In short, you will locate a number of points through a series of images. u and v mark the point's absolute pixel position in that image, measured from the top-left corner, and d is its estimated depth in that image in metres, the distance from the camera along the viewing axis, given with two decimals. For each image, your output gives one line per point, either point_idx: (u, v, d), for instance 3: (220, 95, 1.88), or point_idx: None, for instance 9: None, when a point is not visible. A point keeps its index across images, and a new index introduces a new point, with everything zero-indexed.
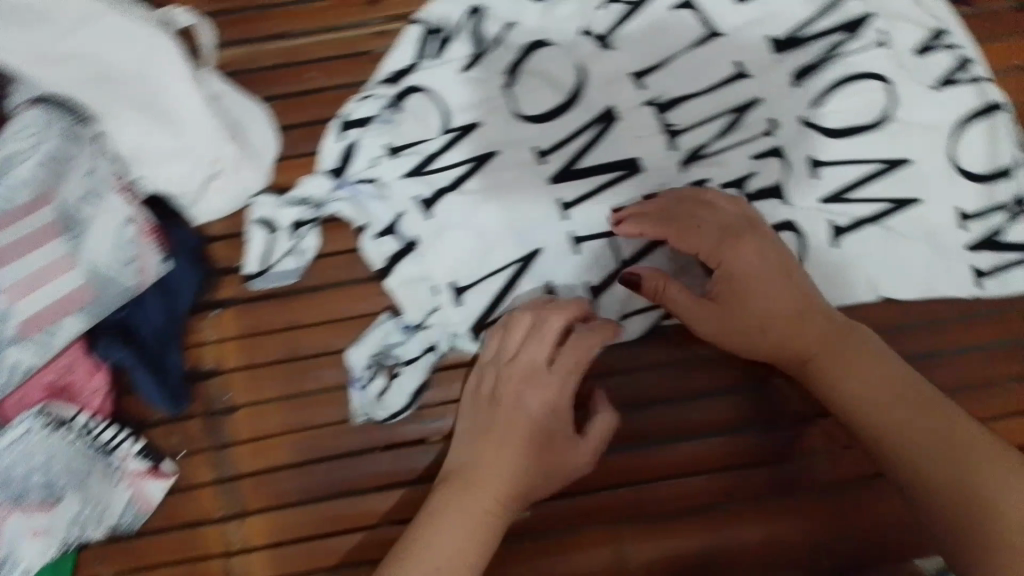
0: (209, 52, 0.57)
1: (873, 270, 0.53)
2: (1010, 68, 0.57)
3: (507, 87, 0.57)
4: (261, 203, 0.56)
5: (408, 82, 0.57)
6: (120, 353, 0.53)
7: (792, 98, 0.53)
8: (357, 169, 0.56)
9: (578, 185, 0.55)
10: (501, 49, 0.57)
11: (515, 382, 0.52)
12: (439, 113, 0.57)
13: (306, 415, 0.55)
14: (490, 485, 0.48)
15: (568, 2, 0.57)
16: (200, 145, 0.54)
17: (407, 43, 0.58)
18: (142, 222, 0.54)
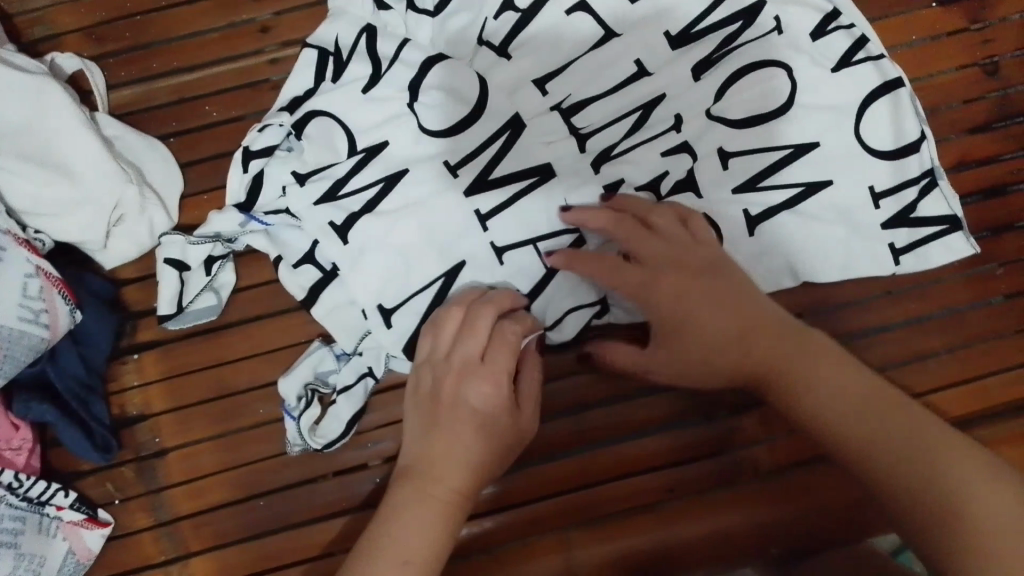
0: (101, 96, 0.55)
1: (795, 254, 0.52)
2: (935, 36, 0.56)
3: (410, 103, 0.52)
4: (169, 242, 0.53)
5: (307, 106, 0.52)
6: (41, 409, 0.50)
7: (694, 92, 0.53)
8: (266, 202, 0.53)
9: (494, 195, 0.51)
10: (400, 65, 0.52)
11: (453, 382, 0.45)
12: (343, 135, 0.52)
13: (241, 450, 0.53)
14: (448, 478, 0.43)
15: (460, 15, 0.55)
16: (99, 188, 0.52)
17: (303, 68, 0.54)
18: (47, 274, 0.50)
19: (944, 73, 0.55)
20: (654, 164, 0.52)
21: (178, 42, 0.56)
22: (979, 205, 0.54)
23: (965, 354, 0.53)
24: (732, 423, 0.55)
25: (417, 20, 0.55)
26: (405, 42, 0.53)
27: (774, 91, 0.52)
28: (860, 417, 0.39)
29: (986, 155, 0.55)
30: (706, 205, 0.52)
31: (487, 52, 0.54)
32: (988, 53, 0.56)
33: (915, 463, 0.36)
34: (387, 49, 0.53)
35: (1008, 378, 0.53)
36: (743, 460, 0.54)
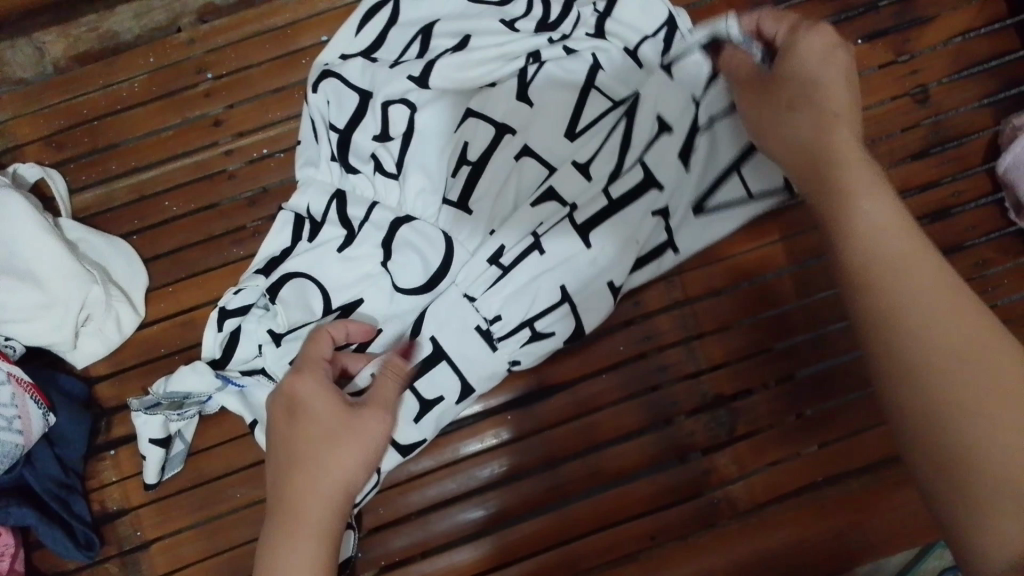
0: (63, 200, 0.57)
1: (610, 260, 0.52)
2: (868, 70, 0.57)
3: (384, 263, 0.53)
4: (148, 421, 0.52)
5: (282, 268, 0.54)
6: (21, 512, 0.51)
7: (603, 207, 0.52)
8: (242, 357, 0.54)
9: (457, 330, 0.52)
10: (371, 226, 0.54)
11: (284, 393, 0.44)
12: (317, 294, 0.54)
13: (220, 537, 0.53)
14: (308, 489, 0.40)
15: (418, 176, 0.54)
16: (65, 292, 0.53)
17: (280, 230, 0.56)
18: (18, 380, 0.51)
19: (881, 105, 0.57)
20: (586, 271, 0.52)
21: (137, 141, 0.58)
22: (927, 229, 0.56)
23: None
24: (704, 464, 0.54)
25: (386, 184, 0.55)
26: (375, 204, 0.55)
27: (667, 194, 0.54)
28: (904, 279, 0.33)
29: (926, 181, 0.56)
30: (576, 287, 0.52)
31: (451, 209, 0.54)
32: (919, 82, 0.57)
33: (933, 351, 0.31)
34: (356, 214, 0.55)
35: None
36: (721, 501, 0.54)
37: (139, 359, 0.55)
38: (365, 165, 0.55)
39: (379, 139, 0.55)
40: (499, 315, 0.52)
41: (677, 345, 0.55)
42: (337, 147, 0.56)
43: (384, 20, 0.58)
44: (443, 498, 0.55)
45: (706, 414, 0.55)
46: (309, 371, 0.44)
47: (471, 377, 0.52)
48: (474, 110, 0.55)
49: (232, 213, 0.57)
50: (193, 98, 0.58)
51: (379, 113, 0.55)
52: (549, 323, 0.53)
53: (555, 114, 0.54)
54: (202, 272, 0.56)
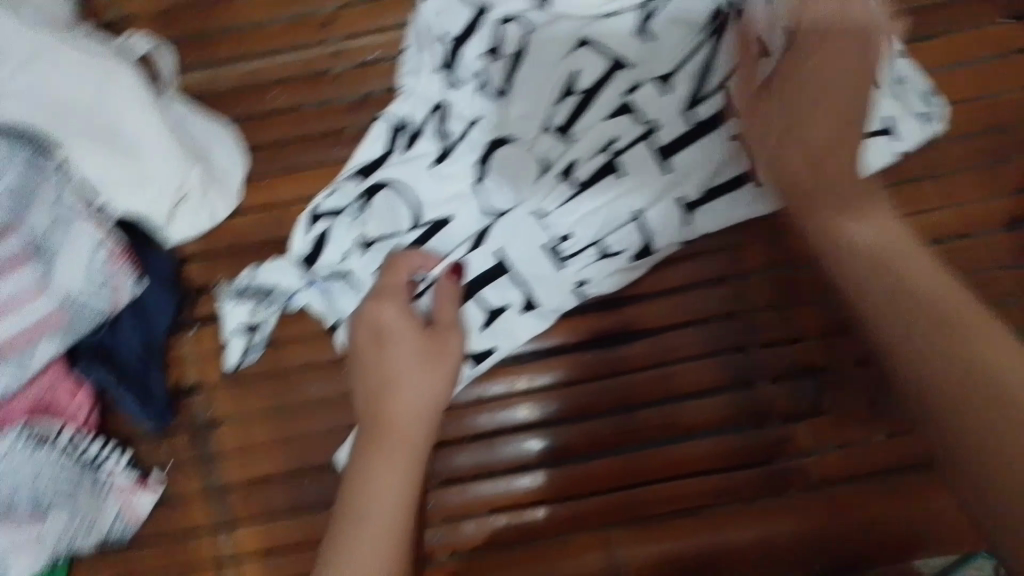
0: (169, 78, 0.57)
1: (682, 179, 0.54)
2: (1008, 52, 0.55)
3: (475, 183, 0.55)
4: (233, 312, 0.55)
5: (375, 177, 0.55)
6: (100, 373, 0.53)
7: (681, 128, 0.53)
8: (329, 260, 0.55)
9: (526, 241, 0.55)
10: (467, 143, 0.55)
11: (370, 315, 0.48)
12: (408, 207, 0.55)
13: (290, 426, 0.54)
14: (401, 405, 0.45)
15: (523, 98, 0.55)
16: (166, 169, 0.53)
17: (374, 140, 0.55)
18: (114, 247, 0.52)
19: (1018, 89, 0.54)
20: (654, 189, 0.53)
21: (247, 29, 0.58)
22: None
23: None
24: (782, 433, 0.53)
25: (488, 103, 0.56)
26: (475, 121, 0.56)
27: None
28: (908, 311, 0.41)
29: None
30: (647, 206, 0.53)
31: (551, 135, 0.55)
32: None
33: (950, 396, 0.38)
34: (455, 129, 0.56)
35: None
36: (794, 470, 0.53)
37: (230, 244, 0.56)
38: (471, 80, 0.56)
39: (489, 56, 0.56)
40: (570, 232, 0.54)
41: (768, 309, 0.54)
42: (446, 58, 0.56)
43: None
44: (509, 425, 0.55)
45: (787, 382, 0.54)
46: (392, 301, 0.48)
47: (534, 290, 0.55)
48: (587, 37, 0.55)
49: (335, 114, 0.57)
50: None
51: (493, 29, 0.56)
52: (618, 241, 0.54)
53: (672, 46, 0.55)
54: (301, 167, 0.56)
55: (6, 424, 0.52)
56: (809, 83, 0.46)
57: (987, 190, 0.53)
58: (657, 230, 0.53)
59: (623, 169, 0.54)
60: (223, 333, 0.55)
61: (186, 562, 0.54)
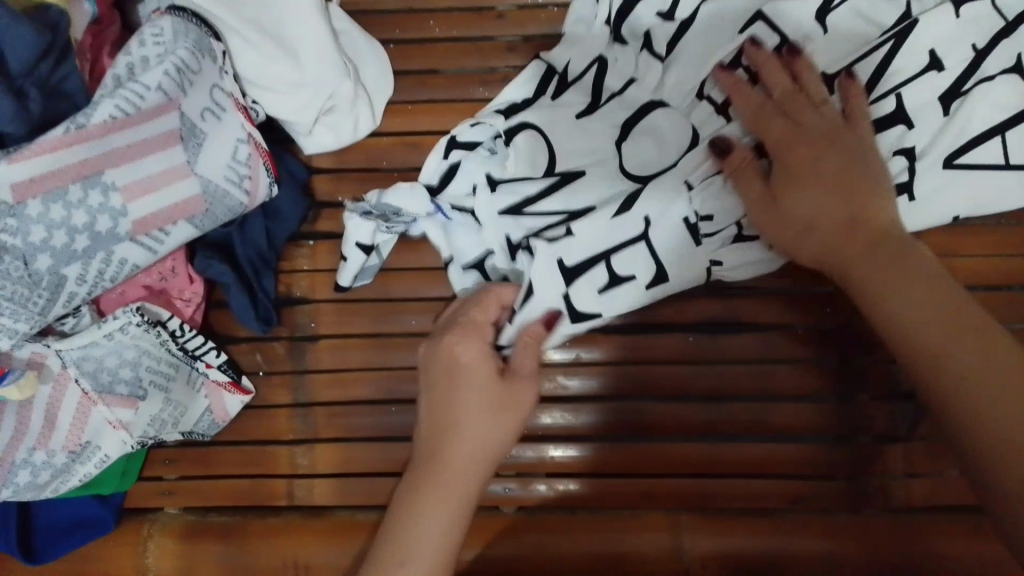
0: None
1: None
2: None
3: (618, 142, 0.52)
4: (361, 228, 0.52)
5: (519, 118, 0.52)
6: (220, 270, 0.52)
7: None
8: (454, 193, 0.54)
9: (667, 203, 0.49)
10: (618, 100, 0.53)
11: (448, 343, 0.46)
12: (545, 153, 0.52)
13: (387, 356, 0.54)
14: (463, 443, 0.42)
15: (683, 63, 0.52)
16: (320, 78, 0.53)
17: (526, 80, 0.54)
18: (256, 144, 0.51)
19: None
20: None
21: None
22: None
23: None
24: (872, 453, 0.53)
25: (649, 63, 0.53)
26: (631, 81, 0.53)
27: (916, 135, 0.50)
28: (963, 352, 0.37)
29: None
30: None
31: (705, 105, 0.51)
32: None
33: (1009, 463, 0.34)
34: (610, 85, 0.54)
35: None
36: (875, 489, 0.53)
37: (362, 164, 0.56)
38: (637, 40, 0.54)
39: (661, 18, 0.53)
40: (712, 213, 0.49)
41: None
42: (615, 13, 0.54)
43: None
44: (576, 392, 0.55)
45: (891, 402, 0.53)
46: (472, 335, 0.46)
47: (665, 263, 0.49)
48: (765, 13, 0.51)
49: (489, 53, 0.56)
50: None
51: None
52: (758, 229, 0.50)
53: (852, 37, 0.51)
54: (446, 101, 0.56)
55: (120, 303, 0.52)
56: (798, 150, 0.45)
57: None
58: None
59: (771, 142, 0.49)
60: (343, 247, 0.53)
61: (265, 469, 0.55)
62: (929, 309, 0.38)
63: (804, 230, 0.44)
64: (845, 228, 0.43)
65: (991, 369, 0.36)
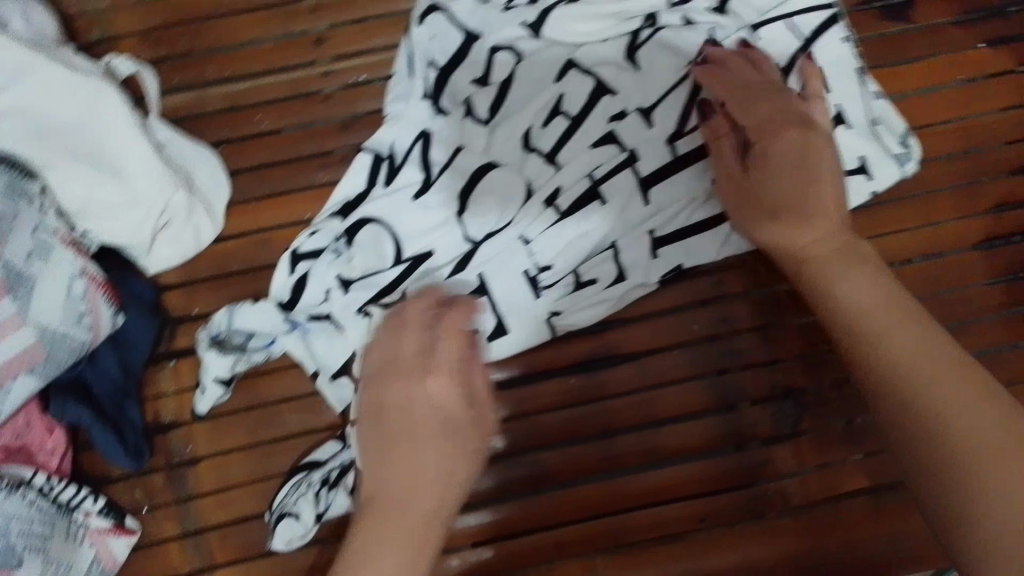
0: (153, 99, 0.54)
1: (664, 212, 0.55)
2: (978, 77, 0.55)
3: (459, 214, 0.54)
4: (214, 363, 0.52)
5: (358, 213, 0.54)
6: (76, 410, 0.50)
7: (658, 154, 0.54)
8: (306, 304, 0.53)
9: (502, 259, 0.54)
10: (451, 174, 0.54)
11: (398, 381, 0.41)
12: (390, 241, 0.53)
13: (271, 463, 0.52)
14: (421, 494, 0.39)
15: (507, 123, 0.55)
16: (149, 194, 0.52)
17: (356, 171, 0.54)
18: (92, 276, 0.50)
19: (988, 113, 0.55)
20: (634, 222, 0.55)
21: (234, 47, 0.55)
22: (1015, 247, 0.54)
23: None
24: (763, 455, 0.54)
25: (474, 130, 0.55)
26: (459, 149, 0.55)
27: None
28: (901, 338, 0.42)
29: None
30: (620, 234, 0.55)
31: (535, 156, 0.55)
32: None
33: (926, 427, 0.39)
34: (439, 158, 0.55)
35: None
36: (774, 493, 0.53)
37: (211, 272, 0.54)
38: (457, 107, 0.56)
39: (478, 84, 0.55)
40: (550, 263, 0.55)
41: (752, 331, 0.55)
42: (433, 86, 0.56)
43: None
44: (487, 454, 0.54)
45: (773, 404, 0.54)
46: (433, 373, 0.41)
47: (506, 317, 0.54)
48: (575, 62, 0.55)
49: (324, 137, 0.55)
50: (297, 14, 0.56)
51: (484, 57, 0.56)
52: (592, 270, 0.55)
53: (659, 72, 0.55)
54: (289, 193, 0.55)
55: None
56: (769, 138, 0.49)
57: (963, 208, 0.54)
58: (622, 260, 0.55)
59: (594, 183, 0.54)
60: (200, 380, 0.52)
61: None
62: (870, 296, 0.44)
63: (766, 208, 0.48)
64: (809, 214, 0.47)
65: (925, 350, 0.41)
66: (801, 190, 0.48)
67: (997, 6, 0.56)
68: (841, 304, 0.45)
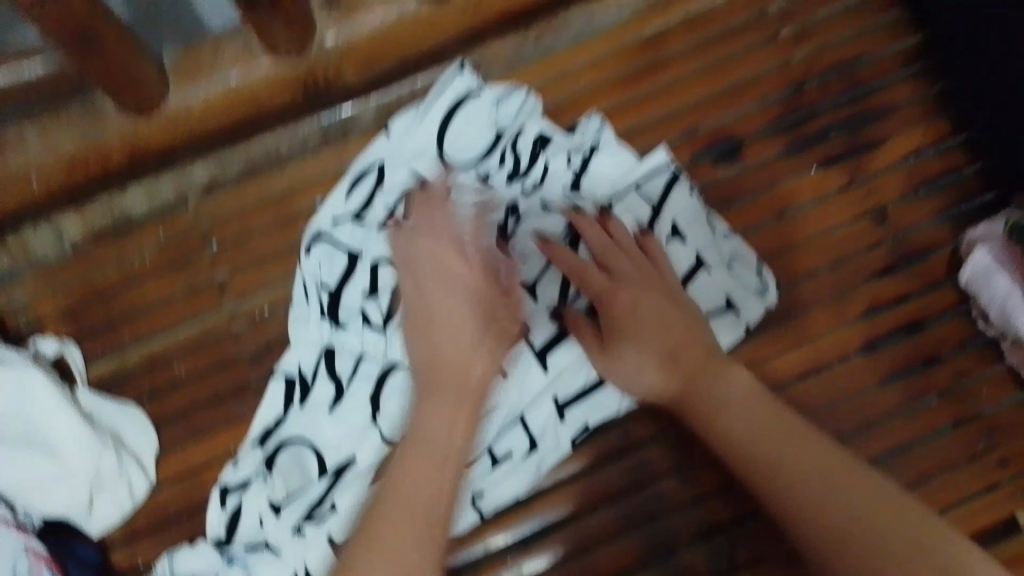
0: (79, 371, 0.59)
1: (561, 381, 0.59)
2: (822, 196, 0.60)
3: (373, 417, 0.57)
4: None
5: (277, 438, 0.57)
6: None
7: (545, 322, 0.59)
8: (243, 534, 0.56)
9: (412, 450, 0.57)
10: (360, 382, 0.58)
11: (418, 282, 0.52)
12: (312, 455, 0.57)
13: None
14: (462, 350, 0.50)
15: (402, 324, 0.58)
16: (81, 461, 0.55)
17: (270, 400, 0.57)
18: (36, 552, 0.53)
19: (840, 227, 0.60)
20: (538, 390, 0.59)
21: (144, 311, 0.60)
22: (893, 346, 0.58)
23: (942, 482, 0.56)
24: None
25: (372, 336, 0.58)
26: (362, 356, 0.58)
27: None
28: (790, 453, 0.47)
29: (897, 294, 0.59)
30: (525, 405, 0.58)
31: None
32: (876, 203, 0.60)
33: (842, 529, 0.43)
34: (344, 368, 0.58)
35: (953, 517, 0.55)
36: None
37: (152, 523, 0.57)
38: (355, 320, 0.59)
39: (368, 295, 0.59)
40: None
41: (669, 474, 0.57)
42: (326, 306, 0.59)
43: (372, 181, 0.60)
44: None
45: (705, 542, 0.56)
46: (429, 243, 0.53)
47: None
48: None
49: (238, 372, 0.59)
50: (199, 266, 0.60)
51: (371, 271, 0.59)
52: (506, 443, 0.58)
53: (531, 251, 0.59)
54: (213, 432, 0.58)
55: None
56: (623, 297, 0.54)
57: (832, 321, 0.58)
58: (535, 428, 0.58)
59: None
60: None
61: None
62: (751, 421, 0.49)
63: (652, 361, 0.53)
64: (689, 356, 0.52)
65: (818, 461, 0.46)
66: (677, 346, 0.53)
67: (819, 132, 0.61)
68: (726, 437, 0.50)
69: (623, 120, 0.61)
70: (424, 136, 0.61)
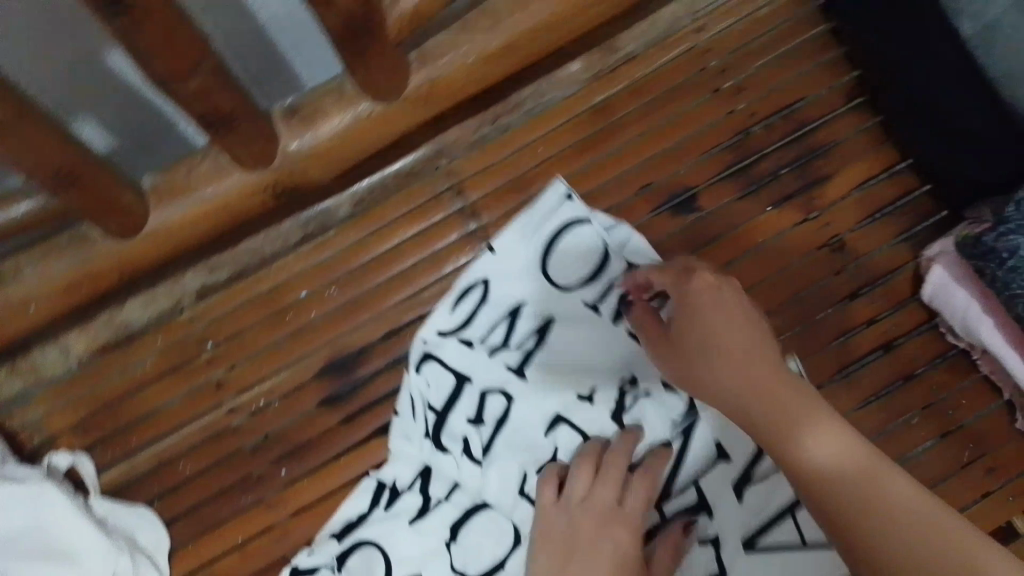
0: (90, 480, 0.62)
1: None
2: (781, 233, 0.63)
3: (448, 541, 0.61)
4: None
5: (354, 536, 0.62)
6: None
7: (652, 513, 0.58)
8: None
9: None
10: (448, 507, 0.62)
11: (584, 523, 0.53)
12: (382, 563, 0.61)
13: None
14: None
15: (501, 462, 0.61)
16: (97, 568, 0.59)
17: (359, 496, 0.62)
18: None
19: (801, 261, 0.62)
20: None
21: (148, 416, 0.63)
22: (865, 371, 0.60)
23: None
24: None
25: (470, 469, 0.62)
26: (457, 485, 0.62)
27: (717, 522, 0.58)
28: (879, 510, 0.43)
29: (867, 318, 0.61)
30: None
31: (526, 501, 0.61)
32: (834, 234, 0.63)
33: None
34: (437, 492, 0.62)
35: None
36: None
37: None
38: (457, 445, 0.62)
39: (472, 425, 0.62)
40: None
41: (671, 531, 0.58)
42: (433, 428, 0.62)
43: (478, 296, 0.63)
44: None
45: None
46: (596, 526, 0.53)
47: None
48: (562, 416, 0.61)
49: (240, 465, 0.62)
50: (195, 368, 0.63)
51: (475, 399, 0.63)
52: None
53: (652, 432, 0.60)
54: (223, 524, 0.62)
55: None
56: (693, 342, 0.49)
57: (803, 354, 0.60)
58: None
59: None
60: None
61: None
62: (842, 461, 0.45)
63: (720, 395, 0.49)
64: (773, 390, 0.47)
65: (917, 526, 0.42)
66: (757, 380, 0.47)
67: (769, 174, 0.64)
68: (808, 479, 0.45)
69: (584, 184, 0.64)
70: (525, 256, 0.64)
